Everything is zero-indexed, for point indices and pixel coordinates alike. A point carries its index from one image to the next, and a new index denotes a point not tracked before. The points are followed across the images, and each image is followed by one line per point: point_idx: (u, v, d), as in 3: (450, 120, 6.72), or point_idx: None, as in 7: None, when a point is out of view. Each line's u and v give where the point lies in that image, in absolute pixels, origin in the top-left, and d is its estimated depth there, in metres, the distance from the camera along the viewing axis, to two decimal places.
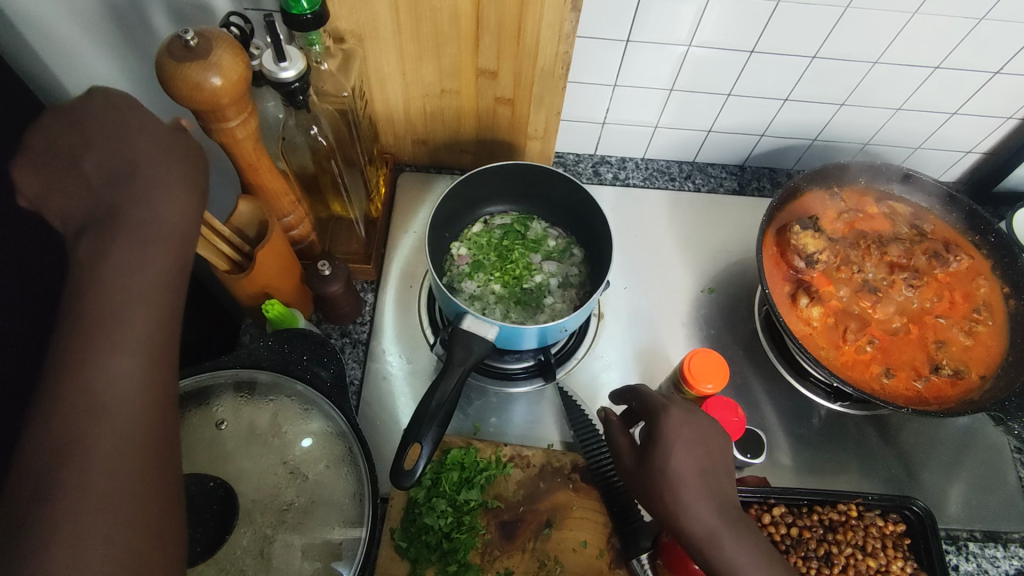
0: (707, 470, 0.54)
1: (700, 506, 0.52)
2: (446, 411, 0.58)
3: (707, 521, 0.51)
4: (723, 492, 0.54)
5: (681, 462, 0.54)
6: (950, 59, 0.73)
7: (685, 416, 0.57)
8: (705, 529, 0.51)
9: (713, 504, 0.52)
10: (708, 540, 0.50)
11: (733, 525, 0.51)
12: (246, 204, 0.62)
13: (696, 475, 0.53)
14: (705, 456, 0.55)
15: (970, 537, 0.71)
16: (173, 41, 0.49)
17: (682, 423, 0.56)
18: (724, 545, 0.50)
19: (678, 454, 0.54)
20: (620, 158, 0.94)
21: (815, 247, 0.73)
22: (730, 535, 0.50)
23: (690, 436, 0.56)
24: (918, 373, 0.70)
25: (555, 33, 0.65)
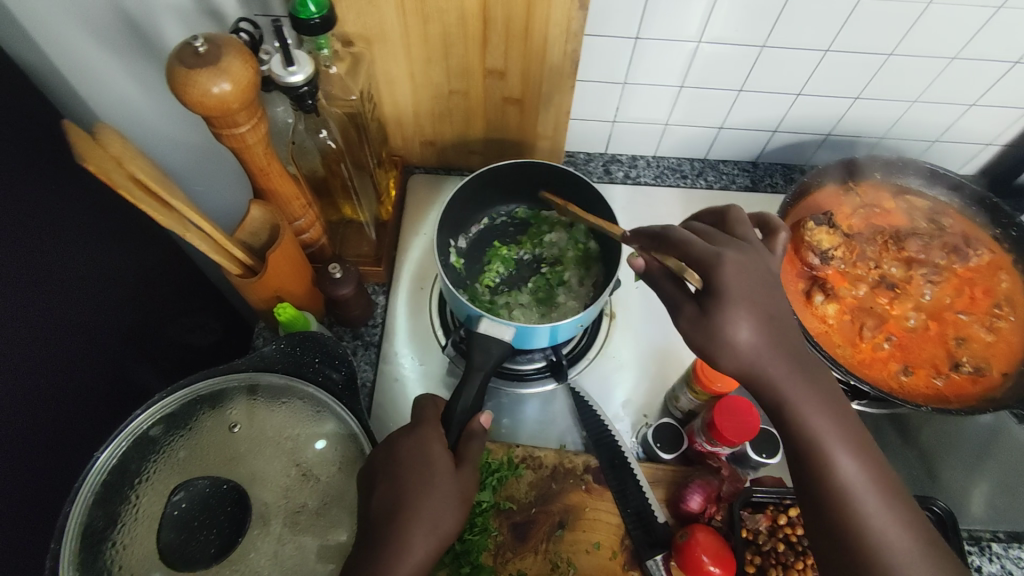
0: (779, 328, 0.44)
1: (774, 362, 0.44)
2: (467, 418, 0.58)
3: (772, 376, 0.44)
4: (795, 342, 0.45)
5: (739, 321, 0.43)
6: (968, 50, 0.72)
7: (743, 262, 0.45)
8: (770, 382, 0.44)
9: (791, 362, 0.44)
10: (775, 395, 0.44)
11: (801, 373, 0.44)
12: (258, 209, 0.62)
13: (758, 336, 0.44)
14: (770, 305, 0.44)
15: (995, 537, 0.69)
16: (183, 48, 0.50)
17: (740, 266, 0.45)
18: (791, 405, 0.44)
19: (742, 315, 0.43)
20: (631, 157, 0.93)
21: (830, 243, 0.72)
22: (802, 395, 0.44)
23: (749, 286, 0.44)
24: (938, 371, 0.69)
25: (564, 30, 0.64)
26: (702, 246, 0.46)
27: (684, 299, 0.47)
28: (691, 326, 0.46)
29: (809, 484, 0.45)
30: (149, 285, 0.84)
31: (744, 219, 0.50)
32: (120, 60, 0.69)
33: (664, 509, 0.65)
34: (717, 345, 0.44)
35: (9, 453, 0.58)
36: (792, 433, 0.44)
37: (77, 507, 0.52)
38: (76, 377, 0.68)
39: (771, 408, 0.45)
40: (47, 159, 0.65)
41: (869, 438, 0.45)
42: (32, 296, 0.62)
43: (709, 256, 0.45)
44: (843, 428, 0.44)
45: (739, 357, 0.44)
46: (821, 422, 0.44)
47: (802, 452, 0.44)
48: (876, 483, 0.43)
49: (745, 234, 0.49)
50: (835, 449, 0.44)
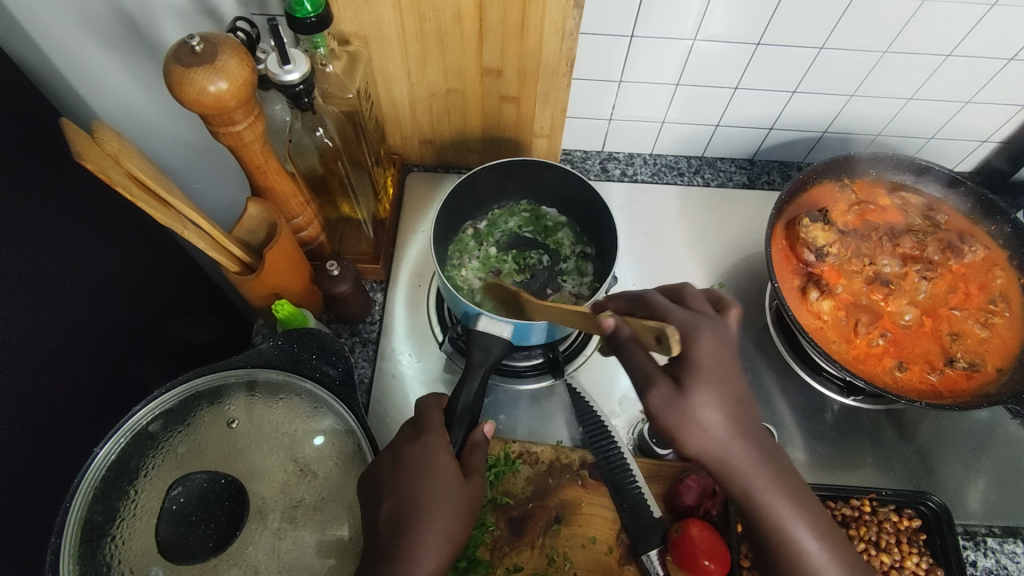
0: (745, 411, 0.45)
1: (739, 449, 0.44)
2: (470, 415, 0.59)
3: (740, 463, 0.44)
4: (754, 423, 0.45)
5: (710, 407, 0.44)
6: (963, 47, 0.72)
7: (716, 341, 0.46)
8: (740, 471, 0.44)
9: (751, 441, 0.45)
10: (742, 484, 0.45)
11: (765, 459, 0.45)
12: (255, 207, 0.63)
13: (728, 418, 0.44)
14: (738, 390, 0.45)
15: (990, 532, 0.70)
16: (180, 47, 0.50)
17: (723, 347, 0.46)
18: (759, 493, 0.44)
19: (711, 400, 0.44)
20: (628, 154, 0.93)
21: (825, 240, 0.73)
22: (769, 483, 0.44)
23: (715, 364, 0.45)
24: (932, 366, 0.69)
25: (559, 29, 0.65)
26: (677, 319, 0.47)
27: (658, 374, 0.46)
28: (662, 407, 0.45)
29: (780, 567, 0.46)
30: (149, 282, 0.84)
31: (699, 297, 0.50)
32: (119, 60, 0.70)
33: (660, 504, 0.66)
34: (687, 429, 0.44)
35: (10, 449, 0.59)
36: (761, 519, 0.45)
37: (76, 501, 0.52)
38: (77, 373, 0.69)
39: (739, 496, 0.45)
40: (47, 158, 0.66)
41: (829, 517, 0.46)
42: (32, 293, 0.62)
43: (687, 327, 0.46)
44: (809, 512, 0.45)
45: (707, 444, 0.44)
46: (787, 506, 0.45)
47: (771, 537, 0.45)
48: (843, 560, 0.45)
49: (702, 309, 0.49)
50: (796, 527, 0.45)
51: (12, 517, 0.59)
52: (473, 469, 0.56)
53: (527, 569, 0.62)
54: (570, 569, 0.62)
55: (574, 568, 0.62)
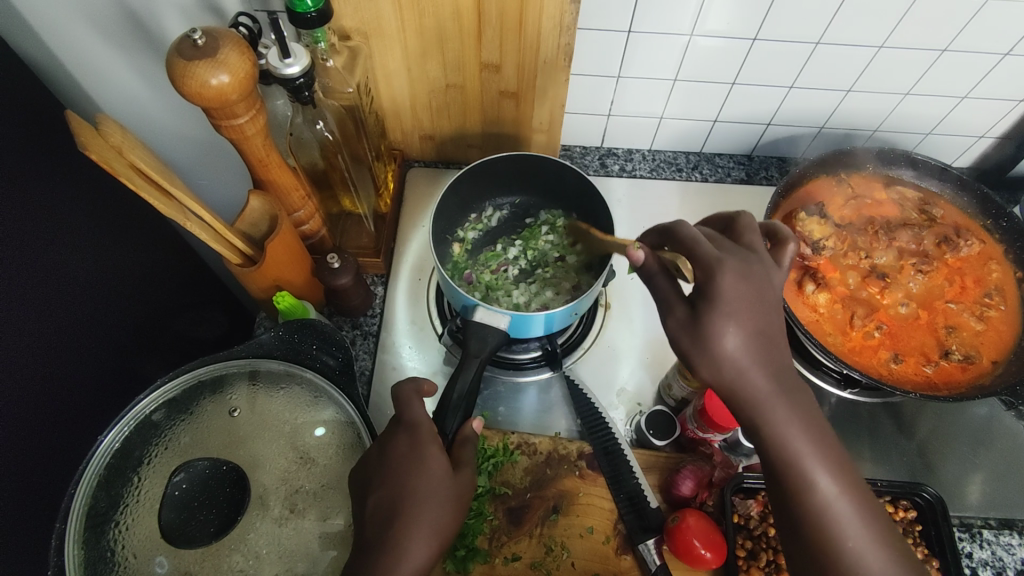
0: (765, 341, 0.44)
1: (755, 375, 0.43)
2: (466, 404, 0.60)
3: (753, 386, 0.43)
4: (779, 357, 0.44)
5: (726, 330, 0.43)
6: (958, 42, 0.73)
7: (742, 272, 0.44)
8: (751, 398, 0.43)
9: (770, 369, 0.44)
10: (754, 413, 0.43)
11: (781, 389, 0.43)
12: (257, 200, 0.64)
13: (745, 347, 0.43)
14: (761, 318, 0.44)
15: (986, 525, 0.70)
16: (182, 41, 0.51)
17: (748, 280, 0.44)
18: (770, 422, 0.43)
19: (727, 322, 0.43)
20: (627, 150, 0.94)
21: (821, 234, 0.75)
22: (783, 412, 0.43)
23: (737, 296, 0.44)
24: (927, 358, 0.70)
25: (557, 24, 0.66)
26: (706, 248, 0.45)
27: (676, 300, 0.46)
28: (679, 329, 0.45)
29: (793, 509, 0.43)
30: (153, 277, 0.85)
31: (754, 231, 0.49)
32: (123, 57, 0.71)
33: (657, 494, 0.66)
34: (702, 351, 0.44)
35: (16, 438, 0.60)
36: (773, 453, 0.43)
37: (81, 488, 0.53)
38: (81, 366, 0.70)
39: (749, 424, 0.44)
40: (51, 153, 0.67)
41: (852, 469, 0.43)
42: (37, 286, 0.64)
43: (715, 259, 0.44)
44: (828, 454, 0.43)
45: (716, 367, 0.43)
46: (803, 442, 0.43)
47: (781, 473, 0.43)
48: (860, 509, 0.42)
49: (752, 242, 0.48)
50: (812, 465, 0.43)
51: (19, 506, 0.60)
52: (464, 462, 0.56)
53: (525, 559, 0.63)
54: (567, 558, 0.63)
55: (571, 557, 0.63)
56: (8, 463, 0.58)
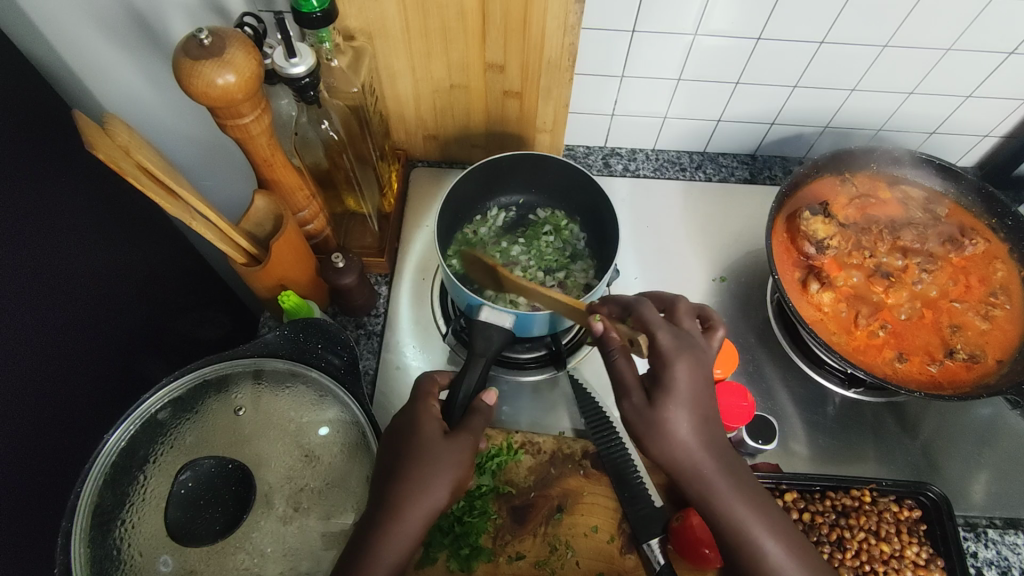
0: (709, 424, 0.49)
1: (704, 457, 0.49)
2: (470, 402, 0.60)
3: (701, 464, 0.49)
4: (721, 440, 0.50)
5: (677, 418, 0.48)
6: (962, 41, 0.73)
7: (696, 362, 0.49)
8: (701, 475, 0.48)
9: (713, 450, 0.49)
10: (702, 488, 0.49)
11: (723, 464, 0.49)
12: (262, 199, 0.64)
13: (694, 430, 0.48)
14: (704, 406, 0.49)
15: (991, 524, 0.70)
16: (189, 40, 0.51)
17: (698, 371, 0.49)
18: (716, 496, 0.48)
19: (678, 409, 0.48)
20: (631, 150, 0.94)
21: (825, 233, 0.74)
22: (728, 486, 0.48)
23: (689, 388, 0.48)
24: (932, 358, 0.70)
25: (560, 24, 0.66)
26: (664, 340, 0.49)
27: (634, 385, 0.50)
28: (633, 413, 0.50)
29: (742, 570, 0.49)
30: (157, 277, 0.86)
31: (689, 312, 0.53)
32: (128, 56, 0.71)
33: (662, 494, 0.66)
34: (655, 435, 0.48)
35: (21, 436, 0.60)
36: (719, 522, 0.49)
37: (87, 486, 0.53)
38: (86, 365, 0.70)
39: (699, 499, 0.49)
40: (55, 151, 0.68)
41: (792, 527, 0.49)
42: (42, 285, 0.64)
43: (671, 351, 0.49)
44: (766, 515, 0.49)
45: (669, 451, 0.48)
46: (746, 510, 0.48)
47: (734, 541, 0.48)
48: (800, 561, 0.48)
49: (688, 325, 0.52)
50: (758, 531, 0.48)
51: (24, 504, 0.60)
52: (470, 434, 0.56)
53: (529, 558, 0.63)
54: (571, 557, 0.63)
55: (575, 557, 0.63)
56: (13, 461, 0.58)
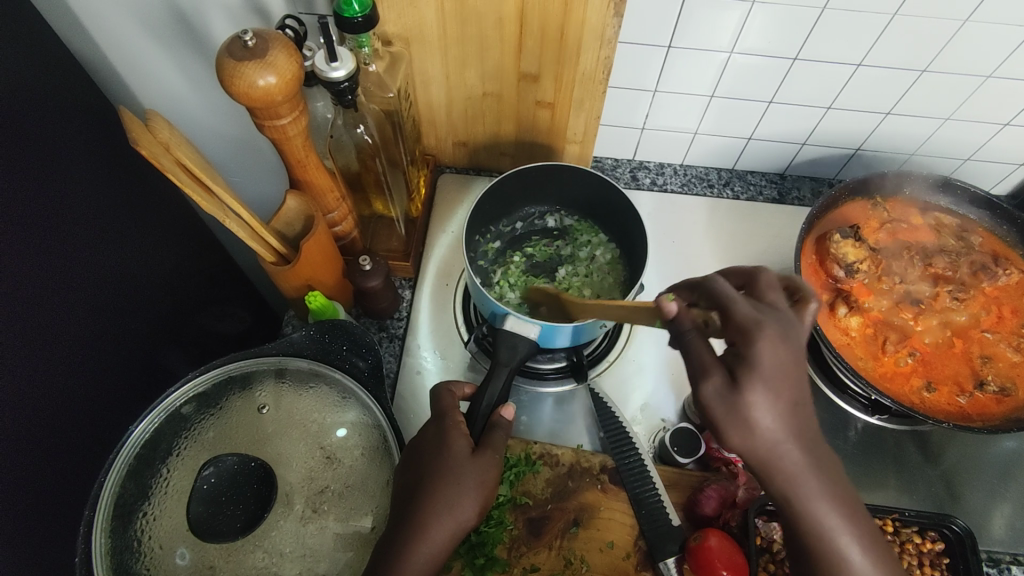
0: (801, 414, 0.40)
1: (791, 448, 0.40)
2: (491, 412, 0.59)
3: (790, 462, 0.40)
4: (814, 431, 0.41)
5: (763, 402, 0.39)
6: (1003, 68, 0.72)
7: (779, 339, 0.40)
8: (786, 472, 0.40)
9: (804, 444, 0.40)
10: (784, 487, 0.40)
11: (815, 462, 0.40)
12: (294, 200, 0.64)
13: (781, 420, 0.40)
14: (800, 393, 0.40)
15: (1014, 561, 0.69)
16: (233, 42, 0.52)
17: (787, 351, 0.40)
18: (801, 498, 0.40)
19: (764, 399, 0.39)
20: (659, 164, 0.94)
21: (855, 256, 0.73)
22: (820, 491, 0.40)
23: (777, 367, 0.40)
24: (961, 389, 0.69)
25: (598, 37, 0.66)
26: (744, 310, 0.41)
27: (714, 364, 0.41)
28: (714, 399, 0.41)
29: None
30: (181, 271, 0.86)
31: (775, 284, 0.45)
32: (167, 53, 0.72)
33: (679, 512, 0.66)
34: (738, 424, 0.40)
35: (48, 423, 0.61)
36: (800, 526, 0.41)
37: (112, 476, 0.54)
38: (112, 354, 0.71)
39: (780, 498, 0.41)
40: (88, 141, 0.69)
41: (886, 541, 0.41)
42: (73, 276, 0.65)
43: (752, 323, 0.41)
44: (860, 528, 0.41)
45: (749, 442, 0.40)
46: (834, 514, 0.40)
47: (810, 547, 0.41)
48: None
49: (775, 300, 0.43)
50: (846, 543, 0.41)
51: (49, 490, 0.61)
52: (489, 446, 0.56)
53: (543, 570, 0.62)
54: (586, 572, 0.62)
55: (590, 571, 0.62)
56: (39, 447, 0.59)
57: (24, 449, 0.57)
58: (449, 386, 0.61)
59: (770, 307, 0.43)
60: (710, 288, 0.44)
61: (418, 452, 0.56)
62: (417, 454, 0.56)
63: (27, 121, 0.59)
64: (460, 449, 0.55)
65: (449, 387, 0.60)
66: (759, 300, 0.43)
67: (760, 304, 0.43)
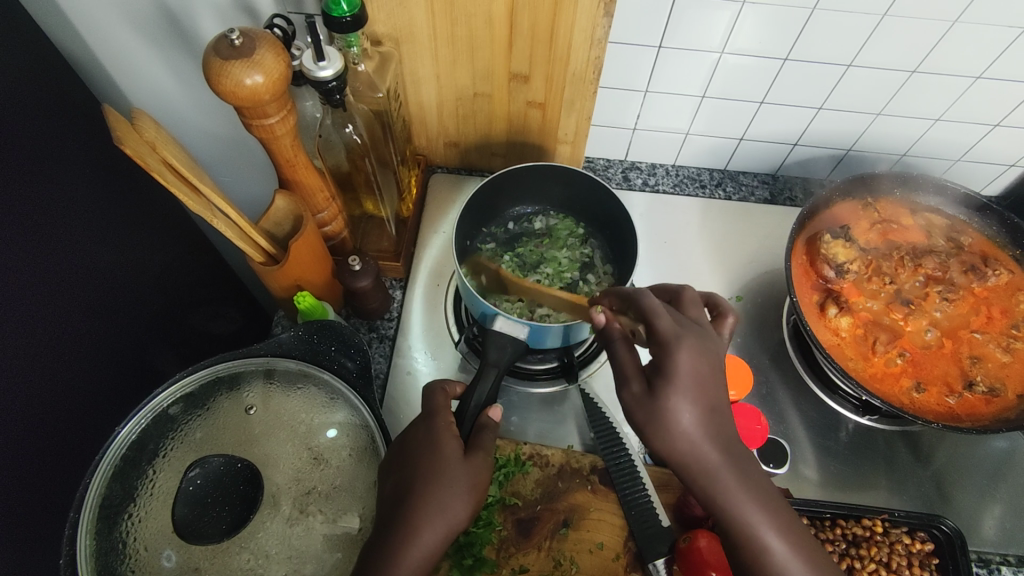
0: (718, 416, 0.45)
1: (707, 448, 0.45)
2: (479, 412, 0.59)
3: (708, 458, 0.45)
4: (732, 432, 0.46)
5: (682, 408, 0.45)
6: (993, 69, 0.72)
7: (698, 349, 0.45)
8: (703, 468, 0.45)
9: (721, 442, 0.45)
10: (704, 482, 0.45)
11: (733, 460, 0.45)
12: (283, 200, 0.64)
13: (700, 422, 0.45)
14: (715, 397, 0.46)
15: (1004, 562, 0.69)
16: (220, 40, 0.52)
17: (703, 361, 0.45)
18: (721, 493, 0.45)
19: (683, 402, 0.44)
20: (651, 165, 0.94)
21: (846, 257, 0.74)
22: (735, 487, 0.45)
23: (693, 376, 0.45)
24: (951, 389, 0.69)
25: (588, 37, 0.66)
26: (666, 324, 0.46)
27: (635, 373, 0.48)
28: (634, 404, 0.47)
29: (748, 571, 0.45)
30: (171, 271, 0.86)
31: (698, 302, 0.51)
32: (156, 52, 0.72)
33: (669, 513, 0.66)
34: (657, 427, 0.45)
35: (34, 424, 0.60)
36: (725, 521, 0.45)
37: (97, 477, 0.54)
38: (99, 354, 0.71)
39: (702, 494, 0.46)
40: (74, 140, 0.68)
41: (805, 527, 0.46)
42: (60, 276, 0.64)
43: (673, 336, 0.46)
44: (777, 517, 0.45)
45: (670, 443, 0.45)
46: (754, 507, 0.44)
47: (734, 538, 0.45)
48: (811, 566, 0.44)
49: (696, 315, 0.49)
50: (765, 535, 0.44)
51: (34, 491, 0.60)
52: (478, 448, 0.56)
53: (532, 571, 0.62)
54: (575, 573, 0.62)
55: (579, 572, 0.62)
56: (24, 448, 0.59)
57: (9, 450, 0.57)
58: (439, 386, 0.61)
59: (690, 320, 0.49)
60: (639, 303, 0.48)
61: (406, 453, 0.55)
62: (405, 455, 0.55)
63: (13, 120, 0.59)
64: (449, 450, 0.55)
65: (441, 387, 0.60)
66: (679, 316, 0.48)
67: (681, 317, 0.48)
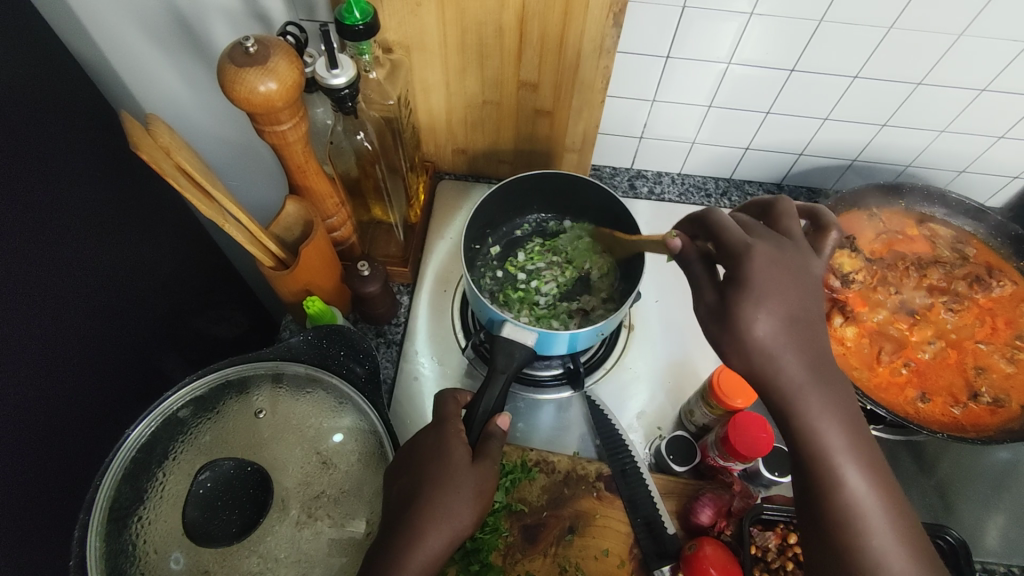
0: (801, 326, 0.44)
1: (790, 364, 0.43)
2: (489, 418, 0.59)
3: (791, 380, 0.43)
4: (820, 343, 0.43)
5: (758, 316, 0.43)
6: (997, 82, 0.72)
7: (774, 257, 0.45)
8: (785, 391, 0.43)
9: (804, 357, 0.43)
10: (790, 405, 0.43)
11: (817, 382, 0.43)
12: (293, 205, 0.65)
13: (779, 333, 0.43)
14: (797, 307, 0.44)
15: (1008, 572, 0.69)
16: (234, 47, 0.52)
17: (777, 264, 0.44)
18: (806, 413, 0.43)
19: (761, 310, 0.43)
20: (657, 173, 0.94)
21: (852, 267, 0.75)
22: (819, 405, 0.42)
23: (770, 280, 0.44)
24: (956, 400, 0.69)
25: (597, 47, 0.66)
26: (735, 236, 0.46)
27: (707, 283, 0.47)
28: (706, 309, 0.46)
29: (821, 501, 0.43)
30: (178, 274, 0.86)
31: (793, 211, 0.50)
32: (166, 58, 0.72)
33: (674, 521, 0.66)
34: (733, 334, 0.44)
35: (43, 427, 0.61)
36: (801, 441, 0.43)
37: (108, 479, 0.54)
38: (106, 358, 0.71)
39: (784, 418, 0.44)
40: (86, 145, 0.69)
41: (884, 462, 0.44)
42: (69, 280, 0.65)
43: (743, 245, 0.45)
44: (857, 443, 0.43)
45: (749, 356, 0.43)
46: (834, 431, 0.43)
47: (813, 464, 0.43)
48: (885, 498, 0.43)
49: (790, 227, 0.48)
50: (843, 460, 0.43)
51: (42, 494, 0.61)
52: (485, 454, 0.57)
53: None
54: None
55: None
56: (34, 450, 0.59)
57: (18, 452, 0.57)
58: (450, 392, 0.61)
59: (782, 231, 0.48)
60: (708, 216, 0.48)
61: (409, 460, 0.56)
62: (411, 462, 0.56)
63: (26, 125, 0.60)
64: (455, 459, 0.55)
65: (452, 393, 0.61)
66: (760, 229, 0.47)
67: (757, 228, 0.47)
